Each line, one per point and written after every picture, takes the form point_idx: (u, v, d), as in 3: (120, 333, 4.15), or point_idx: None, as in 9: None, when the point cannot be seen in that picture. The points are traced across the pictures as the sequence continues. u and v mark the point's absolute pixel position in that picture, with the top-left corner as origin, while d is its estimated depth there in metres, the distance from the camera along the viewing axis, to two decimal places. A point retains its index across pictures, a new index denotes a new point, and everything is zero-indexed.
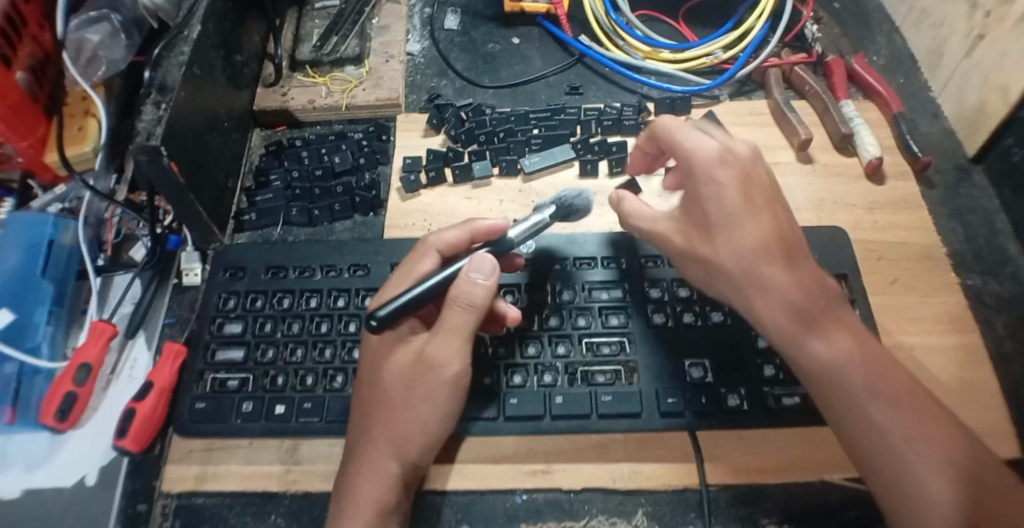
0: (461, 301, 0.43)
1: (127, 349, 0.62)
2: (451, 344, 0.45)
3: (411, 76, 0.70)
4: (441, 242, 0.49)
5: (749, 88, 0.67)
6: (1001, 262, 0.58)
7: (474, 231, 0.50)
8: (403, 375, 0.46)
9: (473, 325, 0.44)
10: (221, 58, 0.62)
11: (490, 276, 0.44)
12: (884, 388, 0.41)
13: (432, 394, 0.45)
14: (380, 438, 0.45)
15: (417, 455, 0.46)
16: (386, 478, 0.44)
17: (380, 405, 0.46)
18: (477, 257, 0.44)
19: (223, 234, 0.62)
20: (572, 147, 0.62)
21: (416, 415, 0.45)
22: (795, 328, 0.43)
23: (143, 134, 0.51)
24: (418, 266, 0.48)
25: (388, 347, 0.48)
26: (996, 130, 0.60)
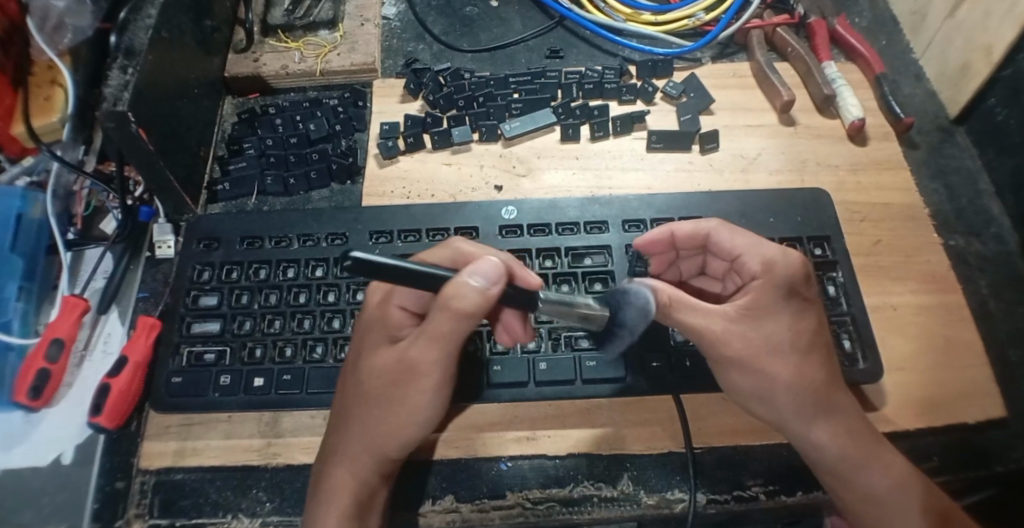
0: (450, 308, 0.38)
1: (101, 324, 0.61)
2: (433, 349, 0.41)
3: (386, 41, 0.68)
4: (460, 251, 0.44)
5: (732, 51, 0.66)
6: (984, 223, 0.58)
7: (508, 262, 0.44)
8: (385, 372, 0.43)
9: (459, 332, 0.39)
10: (190, 21, 0.59)
11: (491, 284, 0.37)
12: (834, 409, 0.43)
13: (413, 397, 0.43)
14: (354, 434, 0.44)
15: (395, 452, 0.44)
16: (359, 473, 0.43)
17: (360, 398, 0.44)
18: (483, 259, 0.38)
19: (196, 205, 0.60)
20: (553, 111, 0.60)
21: (395, 416, 0.43)
22: (767, 359, 0.41)
23: (109, 100, 0.48)
24: (428, 261, 0.44)
25: (377, 339, 0.45)
26: (979, 91, 0.59)
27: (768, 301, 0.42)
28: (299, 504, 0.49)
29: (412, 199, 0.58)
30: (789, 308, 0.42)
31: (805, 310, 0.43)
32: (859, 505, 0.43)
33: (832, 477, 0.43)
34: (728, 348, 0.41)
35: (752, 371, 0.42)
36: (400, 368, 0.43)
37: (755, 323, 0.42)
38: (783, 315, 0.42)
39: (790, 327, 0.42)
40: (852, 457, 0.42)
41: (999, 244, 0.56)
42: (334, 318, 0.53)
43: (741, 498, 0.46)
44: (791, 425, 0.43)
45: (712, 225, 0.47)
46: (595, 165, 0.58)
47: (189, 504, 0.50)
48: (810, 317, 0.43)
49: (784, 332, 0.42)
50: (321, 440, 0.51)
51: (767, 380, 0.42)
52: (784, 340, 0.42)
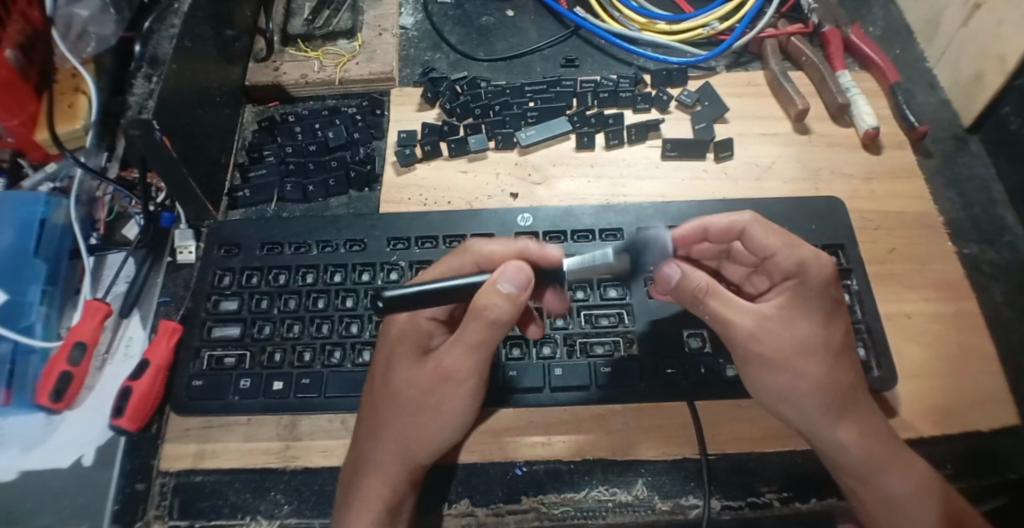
0: (484, 316, 0.39)
1: (123, 328, 0.62)
2: (471, 356, 0.42)
3: (403, 50, 0.69)
4: (481, 253, 0.44)
5: (746, 59, 0.66)
6: (999, 231, 0.58)
7: (525, 253, 0.44)
8: (420, 382, 0.44)
9: (494, 338, 0.40)
10: (212, 31, 0.61)
11: (522, 289, 0.38)
12: (862, 407, 0.43)
13: (450, 403, 0.44)
14: (392, 440, 0.44)
15: (427, 457, 0.45)
16: (396, 478, 0.44)
17: (393, 407, 0.44)
18: (509, 265, 0.39)
19: (217, 211, 0.61)
20: (568, 120, 0.61)
21: (430, 421, 0.44)
22: (798, 358, 0.42)
23: (135, 108, 0.50)
24: (450, 268, 0.45)
25: (408, 349, 0.45)
26: (993, 99, 0.59)
27: (797, 303, 0.43)
28: (316, 507, 0.50)
29: (429, 206, 0.58)
30: (820, 312, 0.43)
31: (835, 313, 0.43)
32: (881, 509, 0.43)
33: (856, 480, 0.43)
34: (757, 347, 0.42)
35: (783, 369, 0.42)
36: (438, 377, 0.43)
37: (785, 324, 0.42)
38: (812, 317, 0.43)
39: (819, 328, 0.42)
40: (879, 459, 0.42)
41: (1014, 252, 0.56)
42: (352, 323, 0.53)
43: (756, 505, 0.46)
44: (817, 426, 0.43)
45: (747, 221, 0.46)
46: (610, 173, 0.59)
47: (208, 506, 0.51)
48: (839, 321, 0.44)
49: (813, 333, 0.42)
50: (338, 443, 0.52)
51: (798, 381, 0.42)
52: (813, 340, 0.42)
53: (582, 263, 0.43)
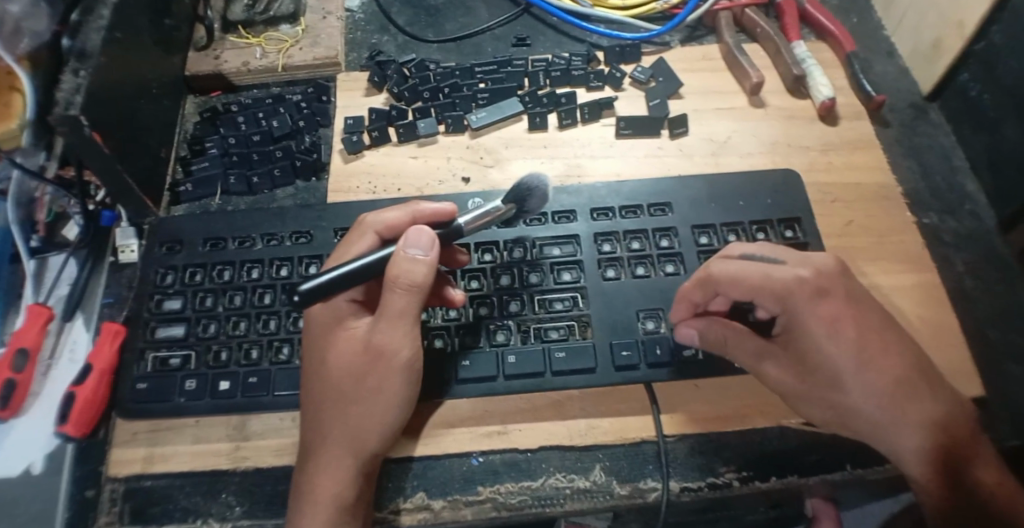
0: (399, 284, 0.39)
1: (67, 332, 0.60)
2: (398, 329, 0.41)
3: (350, 33, 0.67)
4: (379, 223, 0.45)
5: (701, 33, 0.65)
6: (959, 200, 0.57)
7: (417, 214, 0.45)
8: (353, 365, 0.43)
9: (415, 306, 0.40)
10: (147, 20, 0.58)
11: (430, 250, 0.39)
12: (917, 399, 0.42)
13: (385, 383, 0.42)
14: (336, 431, 0.43)
15: (375, 445, 0.43)
16: (345, 472, 0.42)
17: (330, 397, 0.43)
18: (413, 231, 0.40)
19: (158, 208, 0.59)
20: (520, 100, 0.59)
21: (371, 406, 0.43)
22: (836, 386, 0.43)
23: (61, 104, 0.47)
24: (354, 247, 0.44)
25: (334, 337, 0.44)
26: (951, 67, 0.59)
27: (801, 326, 0.42)
28: (269, 507, 0.49)
29: (378, 194, 0.56)
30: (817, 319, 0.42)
31: (840, 325, 0.42)
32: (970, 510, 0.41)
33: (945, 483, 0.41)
34: (785, 380, 0.44)
35: (813, 399, 0.44)
36: (369, 357, 0.42)
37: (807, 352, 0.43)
38: (829, 334, 0.42)
39: (831, 343, 0.42)
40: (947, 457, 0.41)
41: (975, 221, 0.56)
42: (300, 317, 0.52)
43: (715, 485, 0.46)
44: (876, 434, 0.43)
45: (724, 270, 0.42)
46: (564, 153, 0.57)
47: (160, 511, 0.49)
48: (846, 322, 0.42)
49: (835, 356, 0.42)
50: (290, 442, 0.50)
51: (834, 405, 0.43)
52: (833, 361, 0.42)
53: (478, 216, 0.46)
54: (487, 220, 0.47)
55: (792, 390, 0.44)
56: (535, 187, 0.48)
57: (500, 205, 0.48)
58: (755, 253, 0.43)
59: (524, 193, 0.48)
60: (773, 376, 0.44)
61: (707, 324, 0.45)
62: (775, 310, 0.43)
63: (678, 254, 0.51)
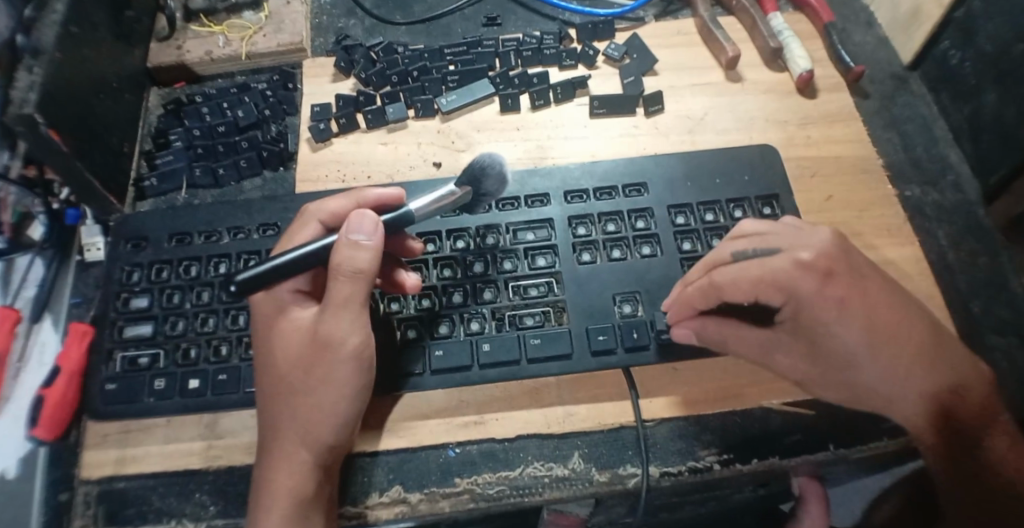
0: (341, 271, 0.38)
1: (35, 334, 0.58)
2: (343, 318, 0.40)
3: (316, 18, 0.65)
4: (322, 211, 0.44)
5: (675, 8, 0.63)
6: (941, 171, 0.56)
7: (362, 200, 0.44)
8: (300, 357, 0.42)
9: (360, 293, 0.39)
10: (104, 12, 0.56)
11: (374, 236, 0.39)
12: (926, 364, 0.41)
13: (333, 373, 0.41)
14: (287, 425, 0.42)
15: (331, 438, 0.42)
16: (300, 466, 0.41)
17: (279, 390, 0.42)
18: (356, 216, 0.39)
19: (123, 204, 0.57)
20: (490, 82, 0.57)
21: (321, 398, 0.41)
22: (844, 366, 0.42)
23: (15, 102, 0.46)
24: (297, 236, 0.43)
25: (279, 328, 0.43)
26: (931, 35, 0.57)
27: (807, 312, 0.40)
28: (244, 506, 0.48)
29: (348, 182, 0.55)
30: (818, 308, 0.40)
31: (847, 303, 0.40)
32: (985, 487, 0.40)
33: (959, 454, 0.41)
34: (795, 367, 0.44)
35: (828, 386, 0.44)
36: (315, 348, 0.41)
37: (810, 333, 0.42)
38: (839, 316, 0.40)
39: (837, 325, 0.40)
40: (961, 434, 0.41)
41: (958, 193, 0.55)
42: None
43: (695, 468, 0.45)
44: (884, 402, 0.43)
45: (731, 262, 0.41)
46: (537, 135, 0.56)
47: (133, 513, 0.48)
48: (850, 305, 0.40)
49: (843, 337, 0.41)
50: None
51: (846, 386, 0.43)
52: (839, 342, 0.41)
53: (431, 199, 0.45)
54: (442, 202, 0.45)
55: (804, 373, 0.44)
56: (490, 167, 0.47)
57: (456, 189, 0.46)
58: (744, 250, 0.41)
59: (479, 173, 0.47)
60: (779, 358, 0.44)
61: (701, 324, 0.45)
62: (776, 301, 0.40)
63: (654, 235, 0.50)
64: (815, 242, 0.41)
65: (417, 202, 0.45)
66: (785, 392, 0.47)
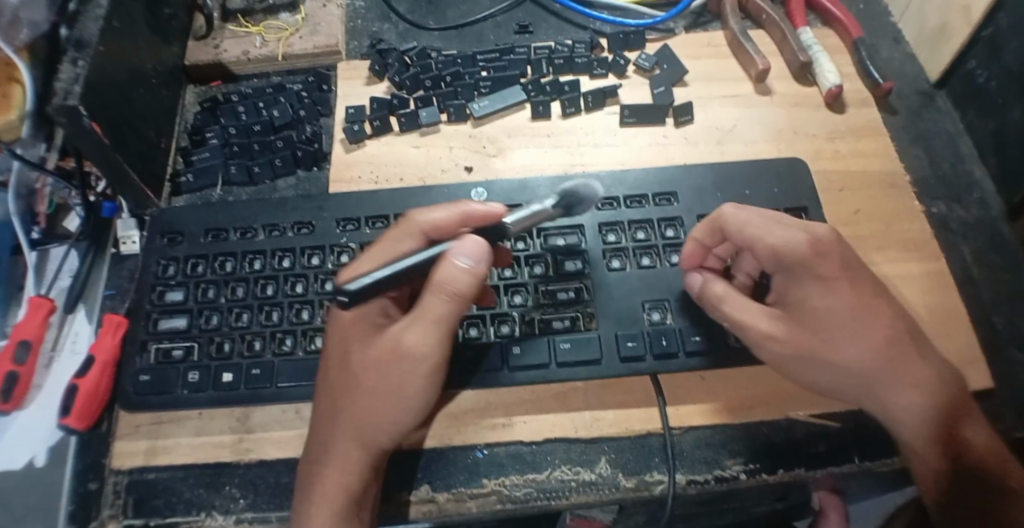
0: (442, 289, 0.40)
1: (69, 324, 0.59)
2: (430, 333, 0.41)
3: (350, 21, 0.66)
4: (427, 223, 0.45)
5: (707, 19, 0.64)
6: (967, 187, 0.56)
7: (467, 215, 0.45)
8: (379, 362, 0.43)
9: (453, 314, 0.41)
10: (143, 8, 0.57)
11: (479, 260, 0.39)
12: (909, 366, 0.44)
13: (407, 382, 0.43)
14: (349, 423, 0.43)
15: (387, 441, 0.44)
16: (353, 464, 0.43)
17: (347, 388, 0.44)
18: (463, 238, 0.40)
19: (159, 199, 0.58)
20: (522, 89, 0.58)
21: (390, 404, 0.43)
22: (823, 347, 0.44)
23: (60, 93, 0.47)
24: (401, 247, 0.44)
25: (362, 331, 0.45)
26: (959, 53, 0.58)
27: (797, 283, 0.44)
28: (272, 500, 0.48)
29: (380, 184, 0.56)
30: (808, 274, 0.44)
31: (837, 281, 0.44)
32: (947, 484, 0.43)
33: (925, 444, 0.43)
34: (782, 345, 0.44)
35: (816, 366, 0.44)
36: (394, 355, 0.43)
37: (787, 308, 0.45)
38: (824, 300, 0.44)
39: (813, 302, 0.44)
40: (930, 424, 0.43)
41: (982, 209, 0.55)
42: (302, 309, 0.51)
43: (721, 478, 0.46)
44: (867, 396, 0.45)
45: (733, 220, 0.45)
46: (567, 142, 0.57)
47: (161, 504, 0.48)
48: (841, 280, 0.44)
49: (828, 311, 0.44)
50: (293, 434, 0.50)
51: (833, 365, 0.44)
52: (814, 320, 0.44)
53: (524, 214, 0.45)
54: (536, 218, 0.46)
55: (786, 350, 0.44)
56: (585, 192, 0.48)
57: (546, 206, 0.47)
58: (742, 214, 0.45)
59: (573, 199, 0.47)
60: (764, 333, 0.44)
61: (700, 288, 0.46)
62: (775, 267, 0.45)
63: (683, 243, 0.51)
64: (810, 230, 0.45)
65: (512, 217, 0.45)
66: (814, 403, 0.47)
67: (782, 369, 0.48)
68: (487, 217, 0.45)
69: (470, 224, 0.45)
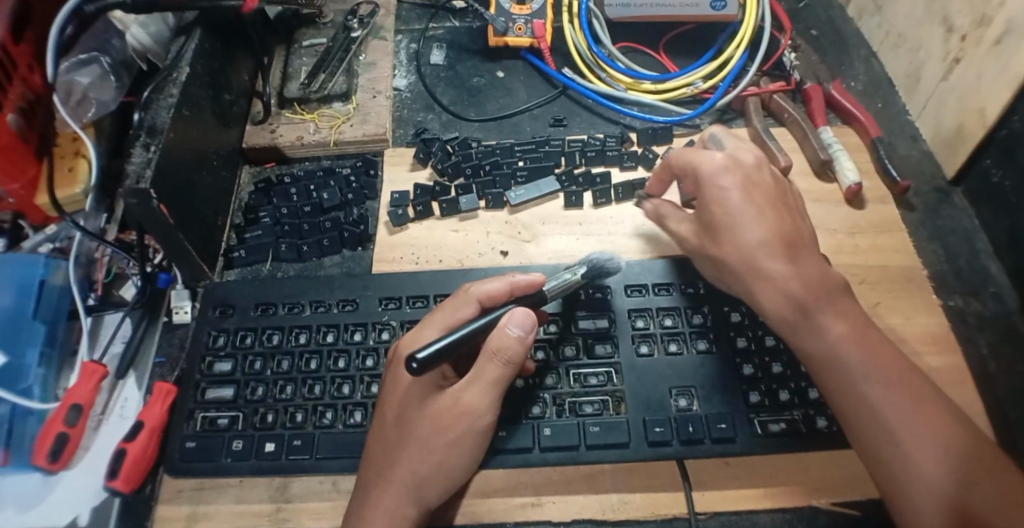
0: (499, 356, 0.43)
1: (118, 389, 0.60)
2: (486, 396, 0.45)
3: (397, 111, 0.72)
4: (481, 292, 0.47)
5: (729, 117, 0.69)
6: (983, 281, 0.58)
7: (515, 285, 0.49)
8: (437, 419, 0.46)
9: (507, 376, 0.44)
10: (210, 97, 0.63)
11: (529, 330, 0.43)
12: (879, 358, 0.44)
13: (461, 441, 0.46)
14: (402, 479, 0.45)
15: (434, 498, 0.46)
16: (401, 520, 0.44)
17: (402, 444, 0.46)
18: (514, 310, 0.43)
19: (212, 272, 0.62)
20: (557, 179, 0.63)
21: (443, 459, 0.46)
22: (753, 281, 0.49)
23: (133, 177, 0.51)
24: (458, 316, 0.46)
25: (423, 389, 0.47)
26: (973, 152, 0.61)
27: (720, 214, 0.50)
28: None
29: (421, 265, 0.60)
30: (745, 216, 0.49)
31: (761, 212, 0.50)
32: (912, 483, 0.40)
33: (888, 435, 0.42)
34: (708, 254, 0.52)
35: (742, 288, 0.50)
36: (453, 415, 0.45)
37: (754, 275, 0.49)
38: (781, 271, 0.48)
39: (786, 274, 0.48)
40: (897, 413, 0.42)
41: (999, 303, 0.57)
42: (343, 384, 0.54)
43: None
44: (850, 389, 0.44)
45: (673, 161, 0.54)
46: (597, 231, 0.61)
47: None
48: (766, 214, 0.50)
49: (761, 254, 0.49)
50: (329, 505, 0.51)
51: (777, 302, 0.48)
52: (784, 286, 0.48)
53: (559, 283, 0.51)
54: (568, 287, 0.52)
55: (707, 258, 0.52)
56: (612, 263, 0.54)
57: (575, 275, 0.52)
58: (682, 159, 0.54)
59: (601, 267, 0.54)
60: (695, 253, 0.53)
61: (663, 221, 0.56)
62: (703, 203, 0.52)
63: (709, 330, 0.53)
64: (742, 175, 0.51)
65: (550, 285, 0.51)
66: (839, 494, 0.48)
67: (807, 459, 0.49)
68: (530, 287, 0.49)
69: (517, 295, 0.49)
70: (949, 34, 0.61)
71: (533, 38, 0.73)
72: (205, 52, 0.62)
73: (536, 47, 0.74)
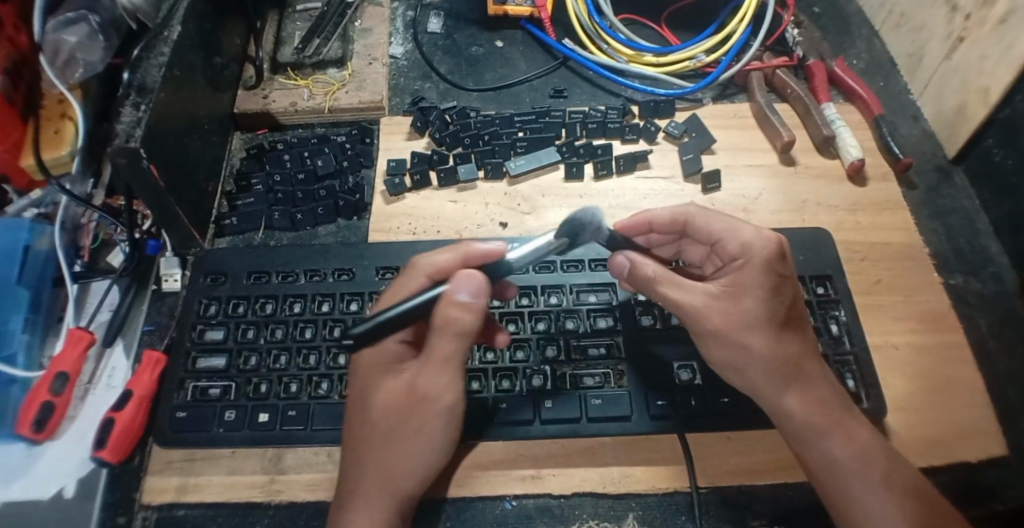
0: (448, 330, 0.41)
1: (105, 358, 0.59)
2: (442, 374, 0.43)
3: (393, 79, 0.70)
4: (430, 266, 0.45)
5: (731, 91, 0.69)
6: (982, 261, 0.58)
7: (469, 256, 0.44)
8: (394, 408, 0.44)
9: (460, 352, 0.42)
10: (201, 59, 0.61)
11: (478, 295, 0.40)
12: (843, 424, 0.44)
13: (425, 427, 0.44)
14: (372, 472, 0.44)
15: (411, 489, 0.45)
16: (377, 514, 0.43)
17: (372, 437, 0.44)
18: (463, 274, 0.41)
19: (203, 240, 0.61)
20: (557, 150, 0.62)
21: (412, 450, 0.44)
22: (735, 341, 0.44)
23: (121, 136, 0.49)
24: (405, 290, 0.45)
25: (378, 377, 0.45)
26: (976, 132, 0.61)
27: (739, 280, 0.44)
28: None
29: (418, 235, 0.59)
30: (768, 287, 0.44)
31: (779, 288, 0.44)
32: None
33: (837, 485, 0.43)
34: (707, 318, 0.44)
35: (730, 346, 0.44)
36: (410, 398, 0.44)
37: (731, 347, 0.44)
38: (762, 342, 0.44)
39: (769, 348, 0.44)
40: (853, 465, 0.43)
41: (998, 283, 0.57)
42: (340, 354, 0.53)
43: None
44: (810, 456, 0.44)
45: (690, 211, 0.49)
46: (599, 203, 0.60)
47: None
48: (786, 293, 0.45)
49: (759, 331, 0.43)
50: (325, 477, 0.51)
51: (746, 355, 0.44)
52: (763, 362, 0.44)
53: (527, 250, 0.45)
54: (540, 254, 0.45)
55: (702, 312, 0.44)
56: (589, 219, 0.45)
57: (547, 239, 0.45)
58: (705, 215, 0.48)
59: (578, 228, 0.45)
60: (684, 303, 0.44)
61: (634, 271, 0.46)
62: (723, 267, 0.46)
63: None
64: (768, 246, 0.45)
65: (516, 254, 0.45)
66: None
67: None
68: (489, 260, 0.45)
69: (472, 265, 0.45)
70: (953, 13, 0.61)
71: (533, 7, 0.71)
72: (196, 11, 0.59)
73: (536, 17, 0.73)
